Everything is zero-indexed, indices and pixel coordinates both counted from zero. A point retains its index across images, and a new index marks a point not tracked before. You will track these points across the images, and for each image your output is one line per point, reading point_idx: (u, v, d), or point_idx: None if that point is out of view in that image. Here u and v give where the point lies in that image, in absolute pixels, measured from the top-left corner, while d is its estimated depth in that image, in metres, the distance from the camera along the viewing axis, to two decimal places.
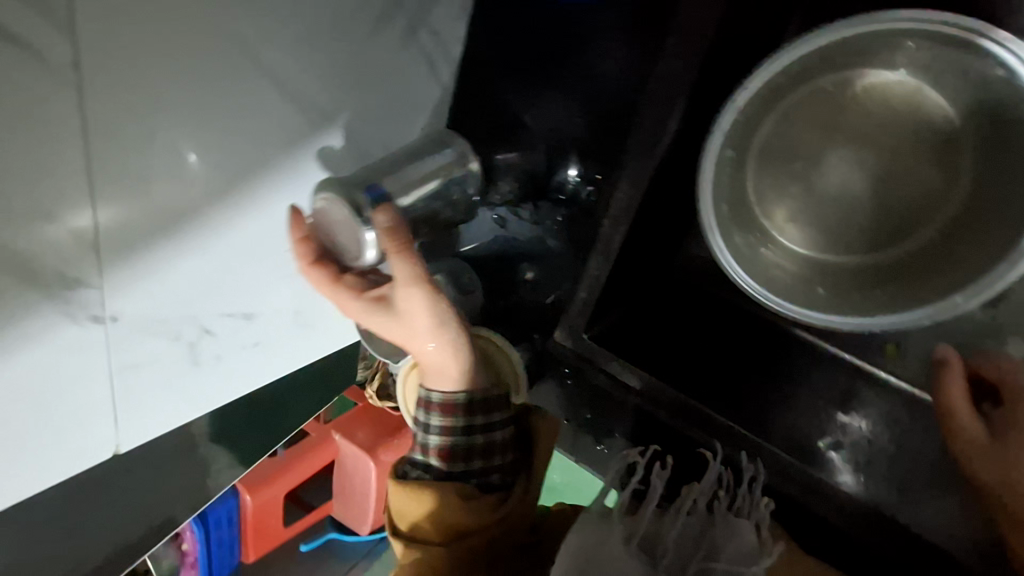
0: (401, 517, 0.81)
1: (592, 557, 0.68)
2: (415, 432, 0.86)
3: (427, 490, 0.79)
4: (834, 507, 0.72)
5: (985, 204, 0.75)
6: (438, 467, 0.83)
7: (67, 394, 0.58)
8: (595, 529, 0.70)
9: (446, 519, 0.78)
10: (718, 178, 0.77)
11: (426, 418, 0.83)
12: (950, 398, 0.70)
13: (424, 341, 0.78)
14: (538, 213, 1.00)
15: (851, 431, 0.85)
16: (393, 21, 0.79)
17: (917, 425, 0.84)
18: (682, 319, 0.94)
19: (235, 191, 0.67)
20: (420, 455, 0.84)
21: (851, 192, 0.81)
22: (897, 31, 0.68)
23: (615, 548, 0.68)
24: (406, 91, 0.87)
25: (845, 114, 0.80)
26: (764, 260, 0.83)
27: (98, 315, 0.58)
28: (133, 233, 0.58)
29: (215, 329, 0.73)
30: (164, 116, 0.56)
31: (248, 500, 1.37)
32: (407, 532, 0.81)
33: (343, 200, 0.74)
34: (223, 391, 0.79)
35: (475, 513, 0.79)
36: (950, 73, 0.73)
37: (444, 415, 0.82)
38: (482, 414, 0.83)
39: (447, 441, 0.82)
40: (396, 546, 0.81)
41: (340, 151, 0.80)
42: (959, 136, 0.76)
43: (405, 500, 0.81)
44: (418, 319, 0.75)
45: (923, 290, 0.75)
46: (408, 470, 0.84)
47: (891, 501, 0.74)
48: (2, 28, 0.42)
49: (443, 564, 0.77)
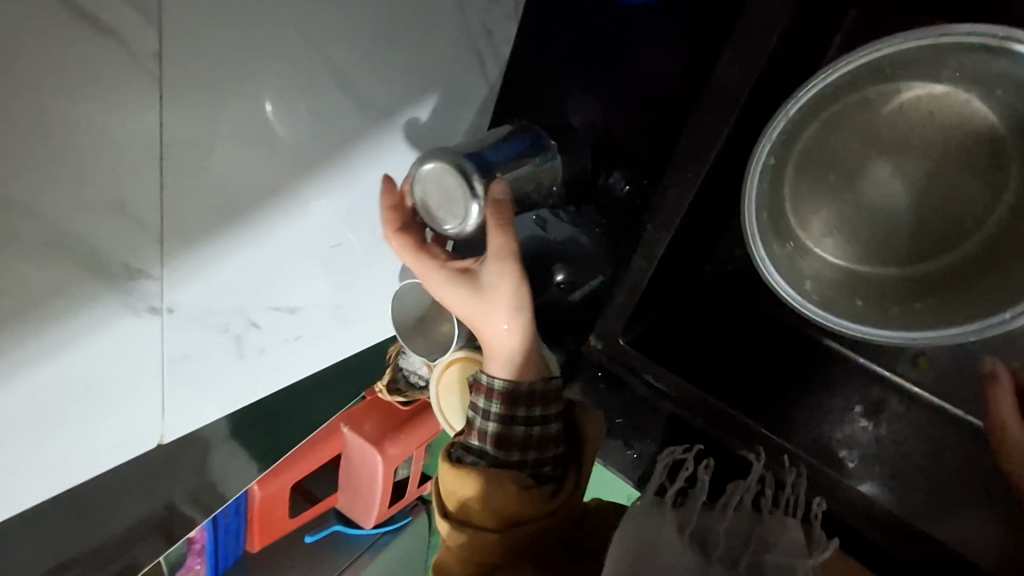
0: (454, 501, 0.82)
1: (644, 547, 0.67)
2: (471, 418, 0.86)
3: (484, 477, 0.80)
4: (863, 514, 0.74)
5: None
6: (493, 454, 0.83)
7: (123, 381, 0.60)
8: (646, 521, 0.71)
9: (502, 506, 0.79)
10: (761, 186, 0.76)
11: (486, 405, 0.84)
12: (1000, 415, 0.71)
13: (498, 321, 0.79)
14: (580, 215, 0.98)
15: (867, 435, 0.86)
16: (444, 18, 0.79)
17: (945, 438, 0.85)
18: (712, 326, 0.94)
19: (287, 188, 0.68)
20: (477, 441, 0.84)
21: (892, 205, 0.81)
22: (952, 46, 0.68)
23: (669, 539, 0.69)
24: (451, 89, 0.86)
25: (892, 127, 0.79)
26: (802, 270, 0.82)
27: (156, 307, 0.60)
28: (190, 227, 0.59)
29: (261, 322, 0.74)
30: (224, 109, 0.57)
31: (256, 492, 1.37)
32: (458, 515, 0.82)
33: (454, 168, 0.75)
34: (263, 383, 0.80)
35: (531, 503, 0.79)
36: (1001, 89, 0.72)
37: (506, 403, 0.83)
38: (541, 405, 0.84)
39: (505, 429, 0.83)
40: (447, 528, 0.82)
41: (382, 149, 0.79)
42: (1006, 152, 0.76)
43: (461, 485, 0.81)
44: (501, 296, 0.77)
45: (964, 306, 0.74)
46: (463, 453, 0.85)
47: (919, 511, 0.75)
48: (87, 14, 0.44)
49: (497, 549, 0.79)
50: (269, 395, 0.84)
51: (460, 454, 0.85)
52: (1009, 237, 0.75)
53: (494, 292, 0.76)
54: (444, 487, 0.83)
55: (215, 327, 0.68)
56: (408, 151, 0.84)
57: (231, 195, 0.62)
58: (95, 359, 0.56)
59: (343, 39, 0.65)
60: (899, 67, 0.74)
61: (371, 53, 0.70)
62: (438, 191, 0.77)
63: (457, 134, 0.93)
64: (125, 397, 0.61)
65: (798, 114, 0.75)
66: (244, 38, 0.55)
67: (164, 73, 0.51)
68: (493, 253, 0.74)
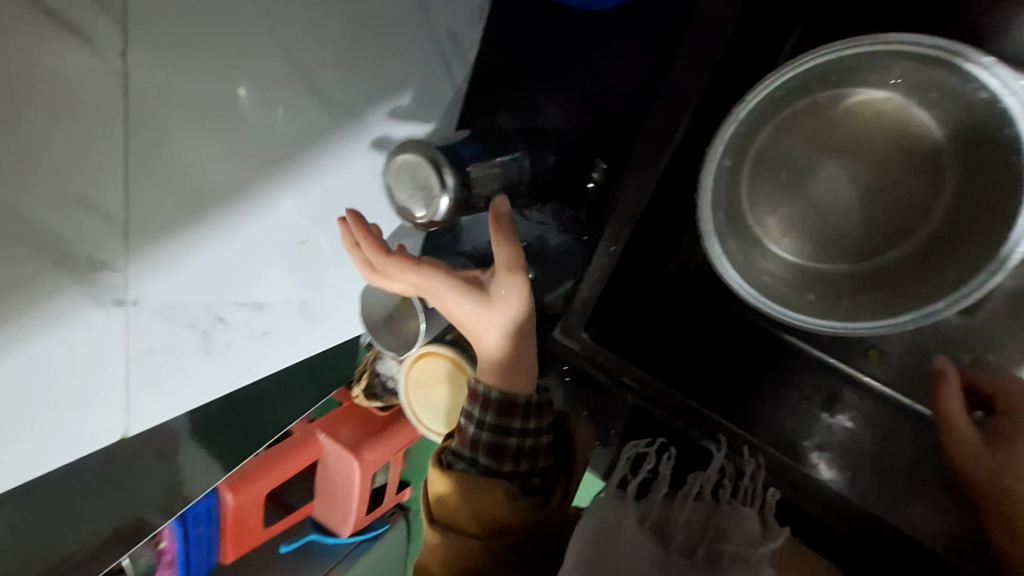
0: (441, 505, 0.82)
1: (608, 537, 0.69)
2: (463, 426, 0.87)
3: (473, 483, 0.80)
4: (820, 504, 0.76)
5: (964, 216, 0.78)
6: (483, 462, 0.84)
7: (91, 372, 0.60)
8: (611, 513, 0.73)
9: (487, 513, 0.79)
10: (717, 185, 0.80)
11: (481, 414, 0.85)
12: (947, 409, 0.74)
13: (498, 332, 0.80)
14: (546, 213, 1.00)
15: (836, 429, 0.89)
16: (410, 23, 0.81)
17: (899, 427, 0.88)
18: (676, 322, 0.98)
19: (253, 184, 0.69)
20: (467, 448, 0.85)
21: (839, 203, 0.85)
22: (888, 51, 0.73)
23: (630, 533, 0.71)
24: (418, 92, 0.89)
25: (837, 129, 0.84)
26: (759, 267, 0.86)
27: (121, 299, 0.60)
28: (157, 221, 0.60)
29: (228, 318, 0.75)
30: (191, 108, 0.58)
31: (229, 500, 1.34)
32: (444, 520, 0.82)
33: (424, 159, 0.75)
34: (230, 380, 0.80)
35: (517, 511, 0.79)
36: (935, 94, 0.77)
37: (501, 414, 0.84)
38: (535, 417, 0.85)
39: (497, 439, 0.84)
40: (431, 533, 0.82)
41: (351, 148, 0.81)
42: (942, 153, 0.80)
43: (449, 491, 0.81)
44: (507, 309, 0.78)
45: (906, 298, 0.78)
46: (454, 460, 0.85)
47: (876, 501, 0.78)
48: (55, 13, 0.45)
49: (479, 554, 0.78)
50: (235, 390, 0.84)
51: (451, 460, 0.85)
52: (947, 234, 0.79)
53: (502, 303, 0.78)
54: (432, 492, 0.84)
55: (182, 321, 0.68)
56: (375, 151, 0.86)
57: (199, 190, 0.63)
58: (58, 352, 0.56)
59: (310, 40, 0.67)
60: (841, 72, 0.78)
61: (337, 53, 0.71)
62: (410, 179, 0.77)
63: (426, 136, 0.95)
64: (88, 390, 0.61)
65: (750, 116, 0.80)
66: (214, 40, 0.57)
67: (130, 69, 0.51)
68: (500, 266, 0.75)
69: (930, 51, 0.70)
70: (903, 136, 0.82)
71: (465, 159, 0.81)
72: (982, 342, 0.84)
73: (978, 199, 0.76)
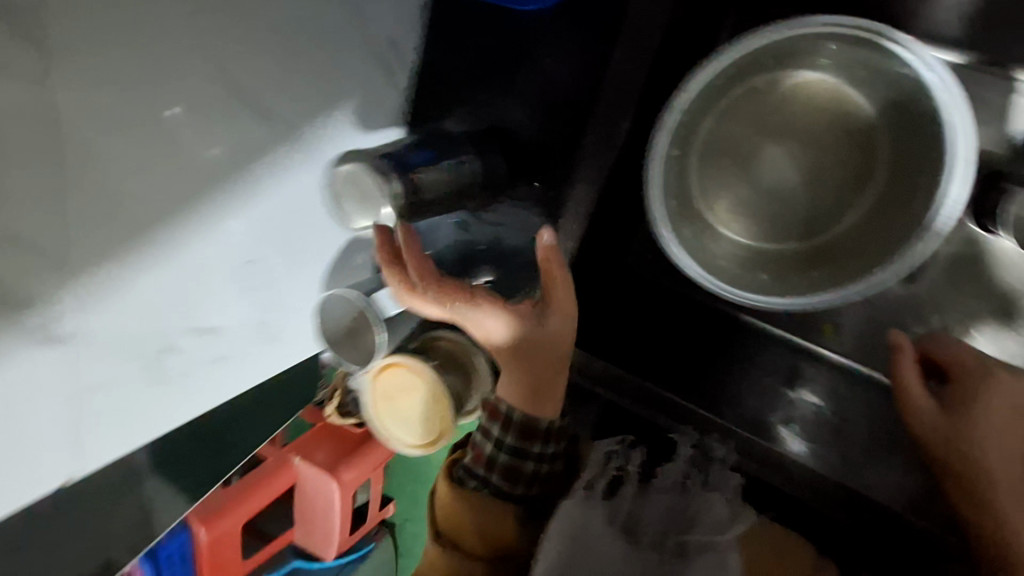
0: (448, 524, 0.82)
1: (575, 535, 0.70)
2: (477, 441, 0.84)
3: (483, 508, 0.80)
4: (785, 476, 0.88)
5: (901, 187, 0.81)
6: (495, 483, 0.82)
7: (22, 416, 0.56)
8: (580, 507, 0.73)
9: (495, 537, 0.80)
10: (666, 175, 0.82)
11: (500, 433, 0.82)
12: (906, 381, 0.74)
13: (543, 363, 0.77)
14: (499, 214, 1.01)
15: (800, 405, 0.90)
16: (346, 30, 0.79)
17: (857, 397, 0.89)
18: (641, 313, 0.98)
19: (190, 205, 0.66)
20: (480, 466, 0.83)
21: (785, 183, 0.88)
22: (816, 34, 0.75)
23: (598, 527, 0.72)
24: (362, 100, 0.87)
25: (777, 111, 0.86)
26: (712, 251, 0.88)
27: (56, 335, 0.57)
28: (86, 250, 0.57)
29: (181, 345, 0.71)
30: (113, 127, 0.56)
31: (202, 535, 1.27)
32: (446, 536, 0.82)
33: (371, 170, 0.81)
34: (189, 407, 0.75)
35: (529, 537, 0.81)
36: (864, 73, 0.80)
37: (522, 437, 0.81)
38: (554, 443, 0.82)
39: (515, 463, 0.81)
40: (431, 550, 0.82)
41: (296, 160, 0.79)
42: (876, 128, 0.83)
43: (460, 513, 0.81)
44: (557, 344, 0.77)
45: (852, 271, 0.81)
46: (463, 479, 0.83)
47: (839, 467, 0.85)
48: None
49: None
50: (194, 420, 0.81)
51: (460, 479, 0.83)
52: (888, 205, 0.82)
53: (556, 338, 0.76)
54: (438, 509, 0.83)
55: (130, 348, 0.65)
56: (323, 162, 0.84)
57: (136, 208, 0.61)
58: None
59: (242, 53, 0.65)
60: (776, 55, 0.81)
61: (270, 66, 0.70)
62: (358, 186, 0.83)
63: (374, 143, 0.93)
64: (33, 431, 0.58)
65: (694, 104, 0.81)
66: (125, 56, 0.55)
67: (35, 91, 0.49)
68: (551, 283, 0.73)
69: (853, 31, 0.73)
70: (837, 116, 0.85)
71: (408, 163, 0.87)
72: (928, 307, 0.86)
73: (913, 170, 0.79)
